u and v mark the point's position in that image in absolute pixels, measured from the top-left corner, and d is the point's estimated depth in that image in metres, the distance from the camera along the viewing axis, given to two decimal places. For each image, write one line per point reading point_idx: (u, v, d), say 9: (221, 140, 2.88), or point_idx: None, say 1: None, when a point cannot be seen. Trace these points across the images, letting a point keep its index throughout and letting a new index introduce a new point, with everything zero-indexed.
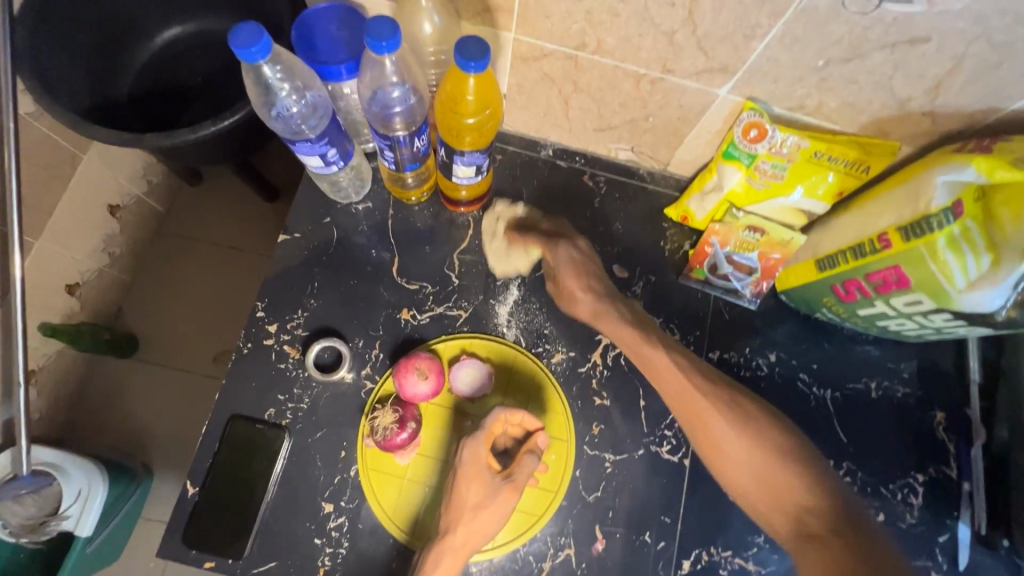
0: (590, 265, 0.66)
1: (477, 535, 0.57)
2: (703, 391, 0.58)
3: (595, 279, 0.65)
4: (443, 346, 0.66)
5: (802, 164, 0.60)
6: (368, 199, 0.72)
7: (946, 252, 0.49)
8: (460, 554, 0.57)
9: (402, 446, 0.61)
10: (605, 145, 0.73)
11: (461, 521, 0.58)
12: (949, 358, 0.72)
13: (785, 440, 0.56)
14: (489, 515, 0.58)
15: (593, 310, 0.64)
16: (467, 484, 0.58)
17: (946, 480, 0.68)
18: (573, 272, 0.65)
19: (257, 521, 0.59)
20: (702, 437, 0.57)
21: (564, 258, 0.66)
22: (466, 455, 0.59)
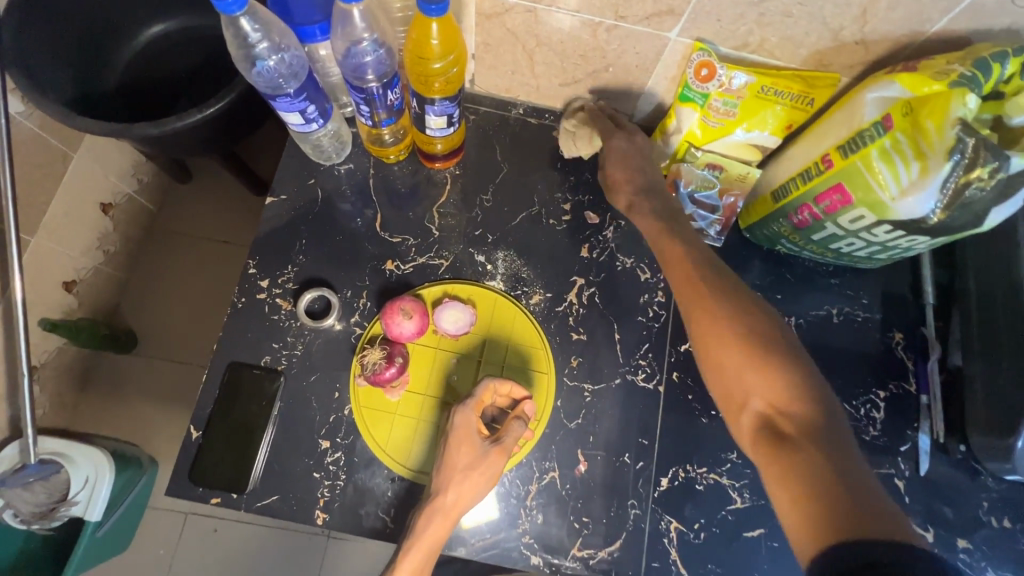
0: (641, 157, 0.70)
1: (467, 495, 0.59)
2: (715, 285, 0.57)
3: (640, 171, 0.69)
4: (428, 291, 0.70)
5: (751, 100, 0.64)
6: (350, 161, 0.75)
7: (880, 162, 0.54)
8: (451, 512, 0.59)
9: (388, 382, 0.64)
10: (572, 101, 0.78)
11: (453, 482, 0.60)
12: (905, 284, 0.77)
13: (770, 325, 0.55)
14: (479, 476, 0.60)
15: (630, 201, 0.68)
16: (459, 447, 0.61)
17: (905, 395, 0.73)
18: (622, 160, 0.70)
19: (259, 458, 0.62)
20: (701, 329, 0.56)
21: (617, 146, 0.70)
22: (458, 419, 0.62)
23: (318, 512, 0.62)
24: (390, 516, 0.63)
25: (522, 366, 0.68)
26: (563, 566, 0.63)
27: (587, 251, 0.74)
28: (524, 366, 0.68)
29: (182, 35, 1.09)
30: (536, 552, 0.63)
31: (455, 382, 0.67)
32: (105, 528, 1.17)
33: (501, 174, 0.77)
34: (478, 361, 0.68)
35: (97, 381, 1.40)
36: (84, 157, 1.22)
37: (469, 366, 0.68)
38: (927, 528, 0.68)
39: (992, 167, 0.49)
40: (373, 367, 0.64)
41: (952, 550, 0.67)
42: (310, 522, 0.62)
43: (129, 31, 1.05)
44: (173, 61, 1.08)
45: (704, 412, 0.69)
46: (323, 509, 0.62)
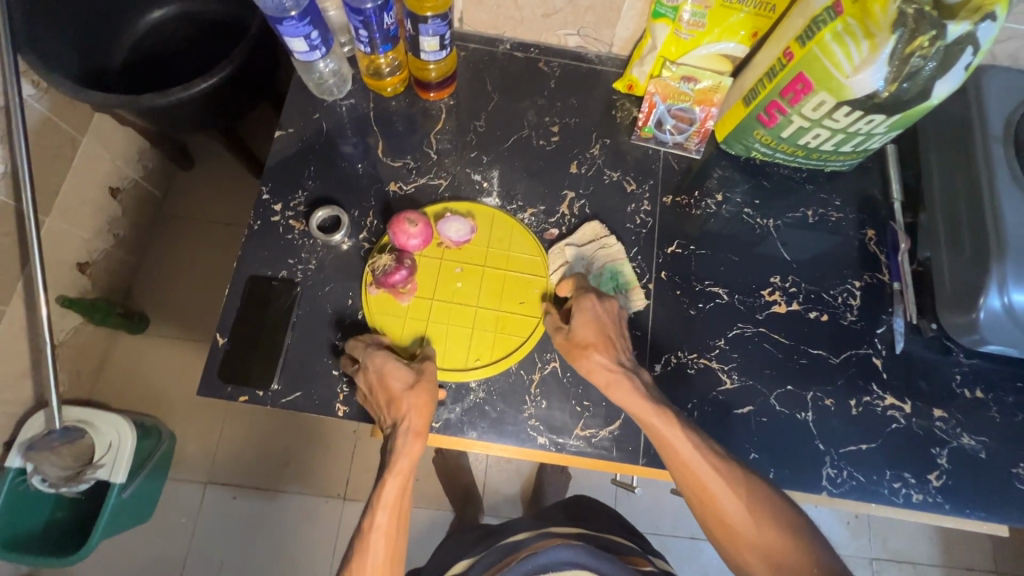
0: (613, 331, 0.67)
1: (424, 404, 0.63)
2: (722, 481, 0.59)
3: (614, 343, 0.66)
4: (432, 209, 0.75)
5: (717, 9, 0.69)
6: (351, 97, 0.81)
7: (834, 45, 0.59)
8: (422, 423, 0.63)
9: (396, 286, 0.70)
10: (554, 33, 0.83)
11: (408, 399, 0.62)
12: (875, 186, 0.82)
13: (790, 513, 0.59)
14: (425, 384, 0.64)
15: (609, 377, 0.64)
16: (393, 371, 0.63)
17: (880, 283, 0.78)
18: (595, 329, 0.66)
19: (282, 358, 0.68)
20: (714, 516, 0.60)
21: (588, 311, 0.67)
22: (377, 355, 0.64)
23: (338, 405, 0.67)
24: None
25: (520, 273, 0.73)
26: (568, 444, 0.68)
27: (575, 167, 0.80)
28: (524, 272, 0.73)
29: (183, 16, 1.15)
30: (542, 433, 0.68)
31: (459, 288, 0.72)
32: (130, 493, 1.20)
33: (492, 103, 0.83)
34: (481, 269, 0.73)
35: (114, 359, 1.45)
36: (92, 140, 1.25)
37: (473, 272, 0.73)
38: (906, 400, 0.72)
39: (931, 36, 0.55)
40: (383, 271, 0.70)
41: (929, 419, 0.72)
42: (332, 414, 0.67)
43: (132, 12, 1.11)
44: (176, 39, 1.14)
45: (693, 305, 0.75)
46: (343, 402, 0.67)
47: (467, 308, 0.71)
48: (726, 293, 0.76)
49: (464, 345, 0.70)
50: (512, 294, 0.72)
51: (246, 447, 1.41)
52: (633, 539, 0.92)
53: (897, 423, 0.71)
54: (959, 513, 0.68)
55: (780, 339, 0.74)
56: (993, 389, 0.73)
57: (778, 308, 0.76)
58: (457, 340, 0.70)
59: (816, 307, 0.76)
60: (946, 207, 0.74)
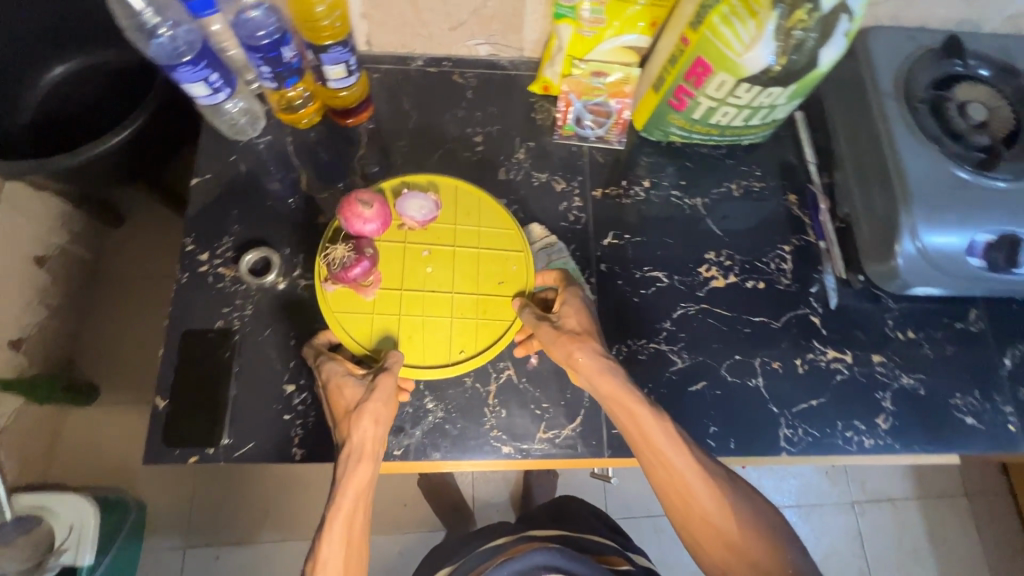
0: (593, 316, 0.67)
1: (371, 428, 0.60)
2: (704, 479, 0.60)
3: (597, 330, 0.66)
4: (390, 189, 0.74)
5: (613, 4, 0.71)
6: (267, 134, 0.79)
7: (723, 27, 0.62)
8: (371, 446, 0.60)
9: (357, 281, 0.68)
10: (464, 44, 0.83)
11: (355, 425, 0.59)
12: (790, 153, 0.86)
13: (769, 516, 0.61)
14: (373, 405, 0.60)
15: (598, 363, 0.62)
16: (341, 391, 0.61)
17: (808, 244, 0.81)
18: (579, 314, 0.66)
19: (228, 411, 0.66)
20: (696, 517, 0.60)
21: (571, 300, 0.67)
22: (329, 370, 0.63)
23: (294, 449, 0.65)
24: None
25: (493, 251, 0.72)
26: (533, 449, 0.68)
27: (503, 174, 0.80)
28: (499, 250, 0.72)
29: (84, 70, 1.10)
30: (506, 442, 0.68)
31: (430, 272, 0.71)
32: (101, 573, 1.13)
33: (411, 121, 0.82)
34: (450, 250, 0.72)
35: (66, 436, 1.37)
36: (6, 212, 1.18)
37: (442, 255, 0.72)
38: (846, 351, 0.76)
39: (807, 9, 0.59)
40: (341, 264, 0.67)
41: (869, 365, 0.75)
42: (289, 460, 0.65)
43: (28, 74, 1.05)
44: (80, 95, 1.09)
45: (636, 292, 0.77)
46: (299, 445, 0.65)
47: (442, 294, 0.70)
48: (666, 276, 0.78)
49: (446, 337, 0.69)
50: (487, 273, 0.71)
51: (219, 505, 1.35)
52: (615, 536, 0.92)
53: (841, 374, 0.75)
54: (909, 450, 0.72)
55: (723, 312, 0.77)
56: (922, 329, 0.78)
57: (716, 283, 0.78)
58: (438, 331, 0.69)
59: (752, 276, 0.79)
60: (854, 166, 0.78)
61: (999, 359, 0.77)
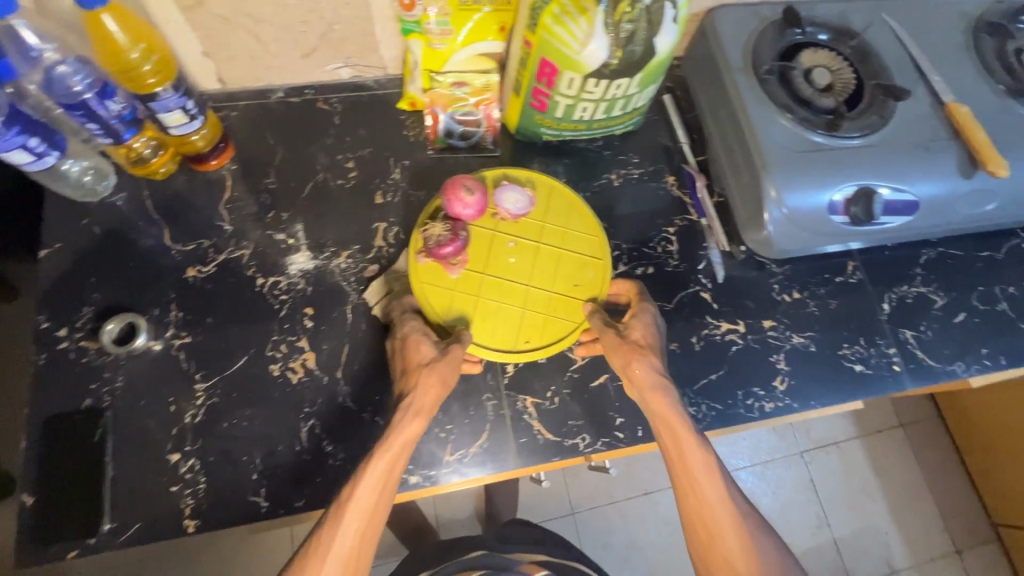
0: (658, 329, 0.70)
1: (433, 390, 0.62)
2: (732, 517, 0.61)
3: (658, 345, 0.69)
4: (493, 178, 0.75)
5: (456, 13, 0.70)
6: (121, 191, 0.74)
7: (557, 27, 0.62)
8: (420, 414, 0.61)
9: (446, 258, 0.69)
10: (322, 70, 0.80)
11: (420, 378, 0.62)
12: (664, 136, 0.88)
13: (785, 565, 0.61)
14: (443, 365, 0.63)
15: (657, 380, 0.65)
16: (417, 345, 0.65)
17: (690, 223, 0.83)
18: (644, 322, 0.69)
19: (107, 493, 0.61)
20: (714, 547, 0.61)
21: (642, 316, 0.69)
22: (409, 326, 0.66)
23: (186, 521, 0.61)
24: (263, 496, 0.63)
25: (578, 252, 0.73)
26: (441, 474, 0.67)
27: (380, 198, 0.78)
28: (580, 251, 0.73)
29: None
30: (412, 472, 0.67)
31: (512, 263, 0.72)
32: None
33: (278, 156, 0.79)
34: (536, 245, 0.73)
35: None
36: None
37: (527, 250, 0.73)
38: (738, 321, 0.78)
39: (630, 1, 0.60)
40: (436, 241, 0.69)
41: (761, 332, 0.78)
42: (181, 533, 0.61)
43: None
44: None
45: None
46: (191, 516, 0.62)
47: (519, 286, 0.71)
48: None
49: (515, 325, 0.70)
50: (567, 272, 0.73)
51: None
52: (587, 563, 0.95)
53: (736, 345, 0.77)
54: (807, 406, 0.75)
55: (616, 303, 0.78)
56: (806, 288, 0.81)
57: None
58: (510, 318, 0.70)
59: (641, 263, 0.80)
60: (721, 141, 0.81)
61: (878, 305, 0.81)
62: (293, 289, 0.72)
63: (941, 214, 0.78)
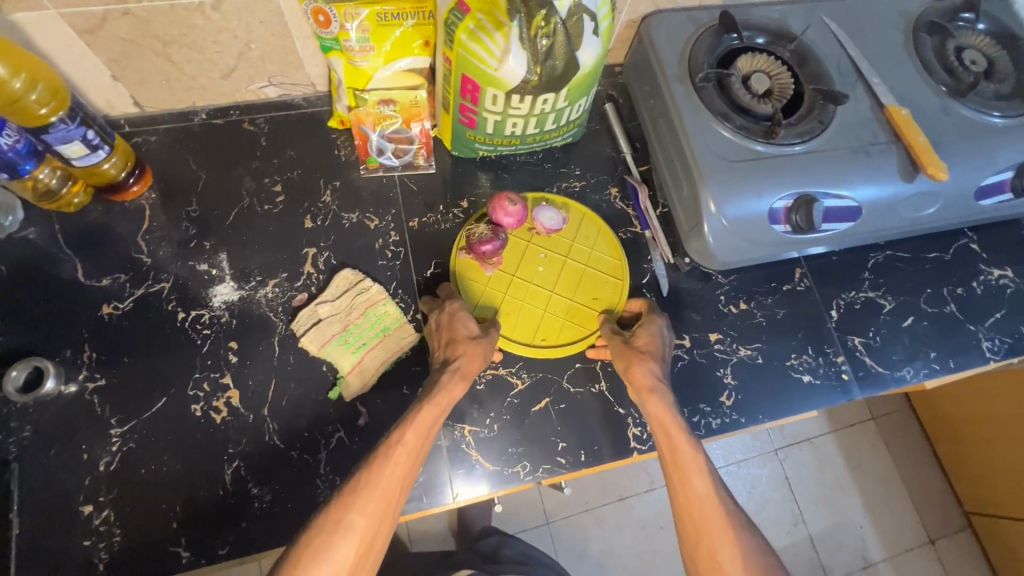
0: (667, 343, 0.71)
1: (477, 360, 0.64)
2: (721, 515, 0.60)
3: (665, 354, 0.70)
4: (533, 195, 0.80)
5: (376, 29, 0.67)
6: (29, 225, 0.70)
7: (473, 43, 0.59)
8: (462, 380, 0.63)
9: (484, 256, 0.73)
10: (244, 89, 0.77)
11: (464, 347, 0.65)
12: (607, 146, 0.85)
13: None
14: (486, 344, 0.66)
15: (653, 383, 0.66)
16: (464, 320, 0.67)
17: (633, 235, 0.81)
18: (657, 328, 0.71)
19: (13, 552, 0.58)
20: (702, 545, 0.59)
21: (654, 324, 0.71)
22: (457, 303, 0.68)
23: None
24: (183, 546, 0.60)
25: (600, 270, 0.77)
26: None
27: (310, 221, 0.75)
28: (602, 270, 0.77)
29: None
30: None
31: (541, 271, 0.76)
32: None
33: (201, 181, 0.76)
34: (563, 258, 0.77)
35: None
36: None
37: (557, 262, 0.77)
38: (684, 336, 0.76)
39: (545, 13, 0.56)
40: (478, 238, 0.73)
41: (707, 346, 0.76)
42: None
43: None
44: None
45: None
46: (105, 571, 0.59)
47: (546, 291, 0.75)
48: None
49: (536, 325, 0.73)
50: (588, 289, 0.76)
51: None
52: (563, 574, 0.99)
53: (682, 360, 0.75)
54: (755, 421, 0.74)
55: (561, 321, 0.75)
56: (753, 298, 0.80)
57: None
58: (530, 318, 0.74)
59: None
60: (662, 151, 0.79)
61: (826, 313, 0.80)
62: (216, 322, 0.69)
63: (885, 218, 0.77)
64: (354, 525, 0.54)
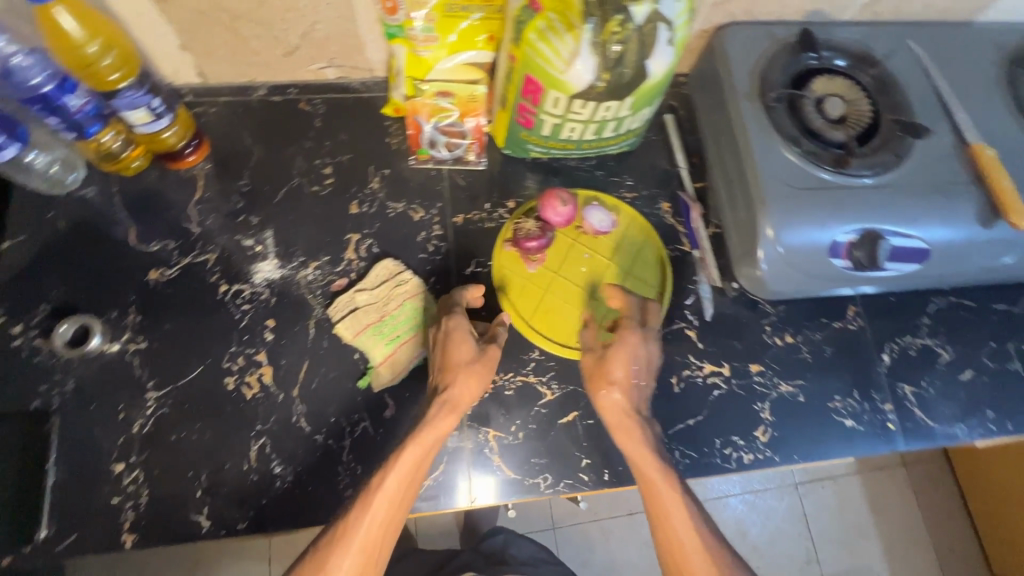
0: (642, 366, 0.67)
1: (468, 391, 0.63)
2: (706, 556, 0.60)
3: (641, 376, 0.67)
4: (584, 193, 0.78)
5: (443, 20, 0.66)
6: (90, 184, 0.72)
7: (542, 44, 0.57)
8: (452, 412, 0.61)
9: (529, 252, 0.72)
10: (305, 69, 0.77)
11: (456, 376, 0.63)
12: (663, 158, 0.83)
13: None
14: (479, 369, 0.64)
15: (613, 416, 0.64)
16: (459, 343, 0.64)
17: (680, 253, 0.78)
18: (630, 358, 0.66)
19: (47, 501, 0.60)
20: None
21: (631, 344, 0.67)
22: (455, 321, 0.66)
23: (124, 535, 0.60)
24: (205, 515, 0.61)
25: (643, 279, 0.75)
26: None
27: (356, 207, 0.75)
28: (646, 279, 0.75)
29: None
30: None
31: (584, 272, 0.74)
32: None
33: (254, 157, 0.76)
34: (607, 261, 0.75)
35: None
36: None
37: (601, 265, 0.75)
38: (723, 364, 0.74)
39: (620, 20, 0.55)
40: (526, 233, 0.72)
41: (747, 376, 0.73)
42: (118, 547, 0.59)
43: None
44: None
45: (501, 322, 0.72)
46: (130, 531, 0.60)
47: (585, 293, 0.74)
48: None
49: (573, 326, 0.72)
50: None
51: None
52: None
53: (719, 389, 0.72)
54: (789, 461, 0.70)
55: None
56: (800, 331, 0.76)
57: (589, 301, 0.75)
58: (568, 318, 0.72)
59: None
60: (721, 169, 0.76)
61: (877, 356, 0.76)
62: (256, 298, 0.69)
63: (955, 264, 0.72)
64: (340, 566, 0.57)
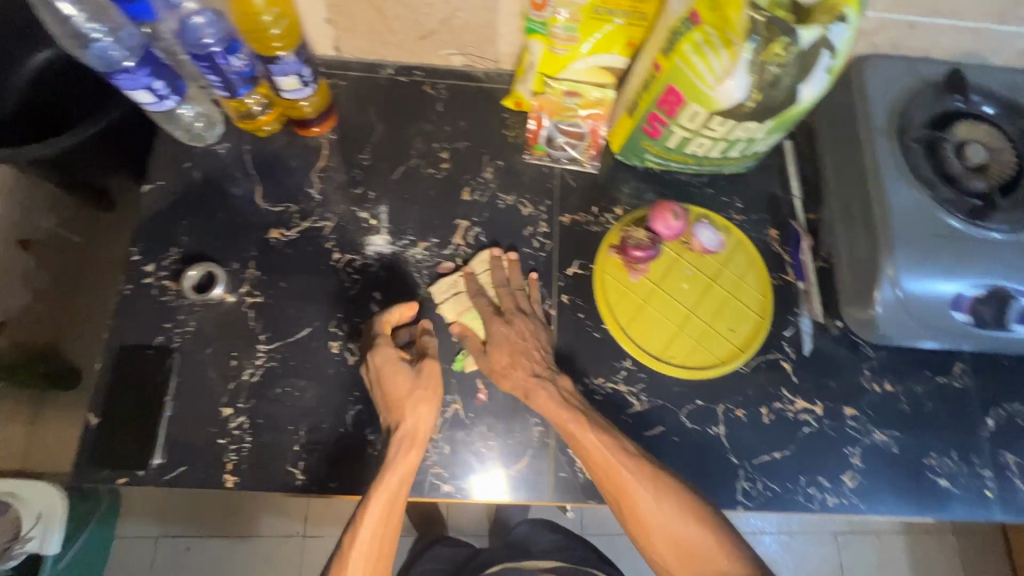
0: (526, 341, 0.66)
1: (425, 420, 0.61)
2: (653, 498, 0.58)
3: (534, 356, 0.65)
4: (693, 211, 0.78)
5: (587, 21, 0.66)
6: (225, 140, 0.76)
7: (695, 57, 0.57)
8: (417, 443, 0.60)
9: (633, 260, 0.73)
10: (435, 54, 0.79)
11: (407, 410, 0.60)
12: (777, 184, 0.81)
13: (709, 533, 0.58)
14: (424, 392, 0.61)
15: (528, 384, 0.63)
16: (393, 377, 0.61)
17: (784, 284, 0.76)
18: (509, 345, 0.65)
19: (161, 431, 0.64)
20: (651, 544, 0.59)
21: (500, 333, 0.66)
22: (378, 357, 0.63)
23: (226, 475, 0.63)
24: (300, 468, 0.64)
25: (744, 304, 0.74)
26: (472, 489, 0.66)
27: (468, 194, 0.77)
28: (747, 304, 0.74)
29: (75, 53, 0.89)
30: (445, 481, 0.66)
31: (685, 288, 0.74)
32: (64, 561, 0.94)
33: (376, 133, 0.79)
34: (710, 281, 0.75)
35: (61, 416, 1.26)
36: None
37: (703, 283, 0.74)
38: (816, 402, 0.72)
39: (785, 41, 0.54)
40: (634, 241, 0.73)
41: (841, 419, 0.71)
42: (219, 485, 0.63)
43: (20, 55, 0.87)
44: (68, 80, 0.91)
45: (597, 327, 0.72)
46: (231, 472, 0.63)
47: (683, 309, 0.73)
48: None
49: (666, 339, 0.72)
50: (726, 319, 0.73)
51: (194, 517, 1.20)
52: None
53: (809, 427, 0.71)
54: (876, 511, 0.68)
55: None
56: (902, 381, 0.73)
57: None
58: (663, 330, 0.72)
59: None
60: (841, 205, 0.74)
61: (980, 419, 0.72)
62: (366, 269, 0.72)
63: None
64: None
